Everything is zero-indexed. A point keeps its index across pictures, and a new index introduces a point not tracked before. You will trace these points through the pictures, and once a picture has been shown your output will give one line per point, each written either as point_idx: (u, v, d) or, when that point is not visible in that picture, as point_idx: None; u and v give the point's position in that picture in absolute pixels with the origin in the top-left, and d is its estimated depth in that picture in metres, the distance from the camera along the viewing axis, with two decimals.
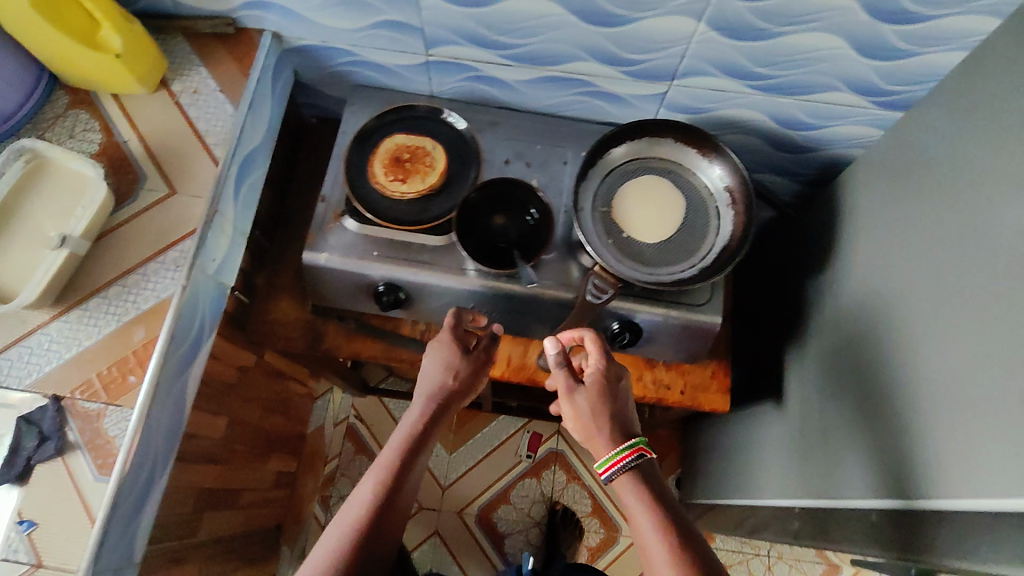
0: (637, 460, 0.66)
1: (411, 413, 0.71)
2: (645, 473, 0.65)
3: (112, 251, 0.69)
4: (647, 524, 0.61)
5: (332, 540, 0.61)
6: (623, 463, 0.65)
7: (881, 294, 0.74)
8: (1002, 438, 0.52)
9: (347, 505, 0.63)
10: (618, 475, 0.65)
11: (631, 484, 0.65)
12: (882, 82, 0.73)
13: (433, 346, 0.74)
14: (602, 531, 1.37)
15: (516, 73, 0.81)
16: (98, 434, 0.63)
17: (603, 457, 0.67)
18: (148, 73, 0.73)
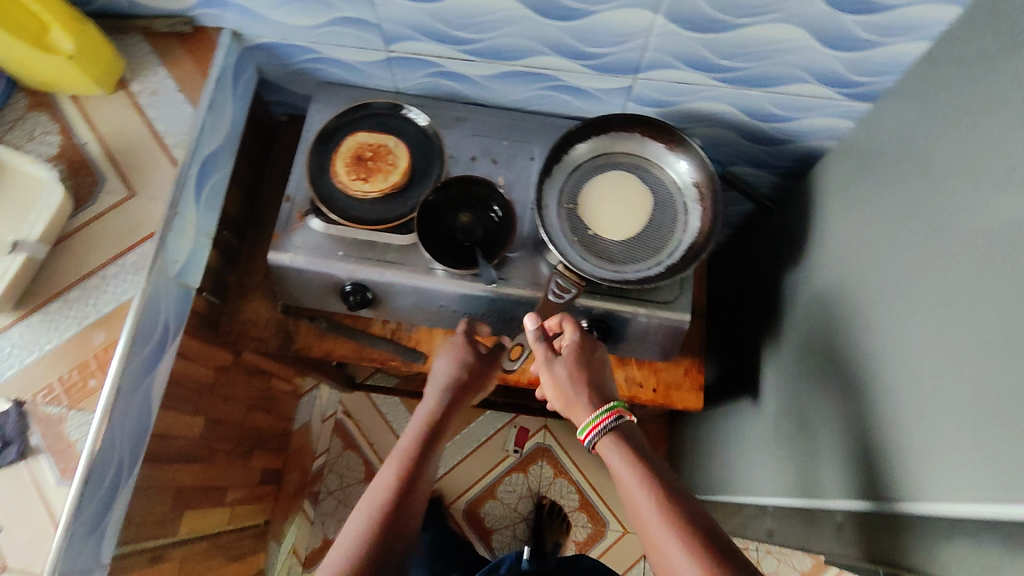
0: (619, 419, 0.65)
1: (424, 407, 0.74)
2: (627, 433, 0.65)
3: (72, 254, 0.69)
4: (637, 485, 0.60)
5: (357, 524, 0.62)
6: (603, 425, 0.65)
7: (849, 288, 0.72)
8: (970, 440, 0.51)
9: (368, 491, 0.65)
10: (600, 437, 0.65)
11: (615, 445, 0.64)
12: (848, 72, 0.72)
13: (445, 350, 0.79)
14: (589, 526, 1.37)
15: (478, 68, 0.80)
16: (60, 439, 0.63)
17: (585, 421, 0.67)
18: (105, 75, 0.73)
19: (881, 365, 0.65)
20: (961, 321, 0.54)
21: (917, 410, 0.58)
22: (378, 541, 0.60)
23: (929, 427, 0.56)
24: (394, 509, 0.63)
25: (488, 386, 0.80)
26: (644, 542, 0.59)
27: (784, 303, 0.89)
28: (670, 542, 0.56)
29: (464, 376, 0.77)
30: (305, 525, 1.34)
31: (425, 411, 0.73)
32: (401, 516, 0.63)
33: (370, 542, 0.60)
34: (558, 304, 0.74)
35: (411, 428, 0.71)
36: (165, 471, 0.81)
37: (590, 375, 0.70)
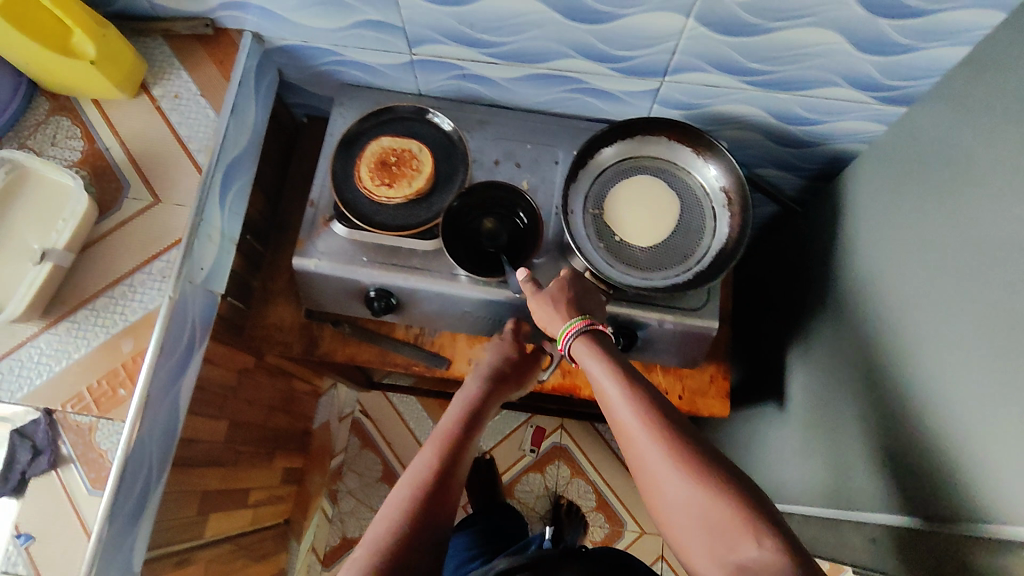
0: (590, 324, 0.67)
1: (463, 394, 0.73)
2: (602, 341, 0.66)
3: (99, 261, 0.69)
4: (608, 382, 0.62)
5: (399, 496, 0.60)
6: (576, 330, 0.66)
7: (885, 297, 0.71)
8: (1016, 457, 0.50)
9: (410, 467, 0.63)
10: (573, 341, 0.66)
11: (588, 346, 0.65)
12: (881, 76, 0.71)
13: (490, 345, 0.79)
14: (607, 526, 1.37)
15: (503, 71, 0.79)
16: (91, 448, 0.64)
17: (560, 326, 0.68)
18: (126, 78, 0.72)
19: (916, 377, 0.64)
20: (1008, 337, 0.53)
21: (953, 423, 0.58)
22: (423, 512, 0.58)
23: (974, 443, 0.55)
24: (438, 482, 0.61)
25: (527, 382, 0.80)
26: (619, 439, 0.60)
27: (812, 308, 0.88)
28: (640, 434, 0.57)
29: (504, 370, 0.77)
30: (324, 523, 1.35)
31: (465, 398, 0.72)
32: (446, 491, 0.61)
33: (414, 513, 0.58)
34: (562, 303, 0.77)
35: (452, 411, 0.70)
36: (191, 476, 0.82)
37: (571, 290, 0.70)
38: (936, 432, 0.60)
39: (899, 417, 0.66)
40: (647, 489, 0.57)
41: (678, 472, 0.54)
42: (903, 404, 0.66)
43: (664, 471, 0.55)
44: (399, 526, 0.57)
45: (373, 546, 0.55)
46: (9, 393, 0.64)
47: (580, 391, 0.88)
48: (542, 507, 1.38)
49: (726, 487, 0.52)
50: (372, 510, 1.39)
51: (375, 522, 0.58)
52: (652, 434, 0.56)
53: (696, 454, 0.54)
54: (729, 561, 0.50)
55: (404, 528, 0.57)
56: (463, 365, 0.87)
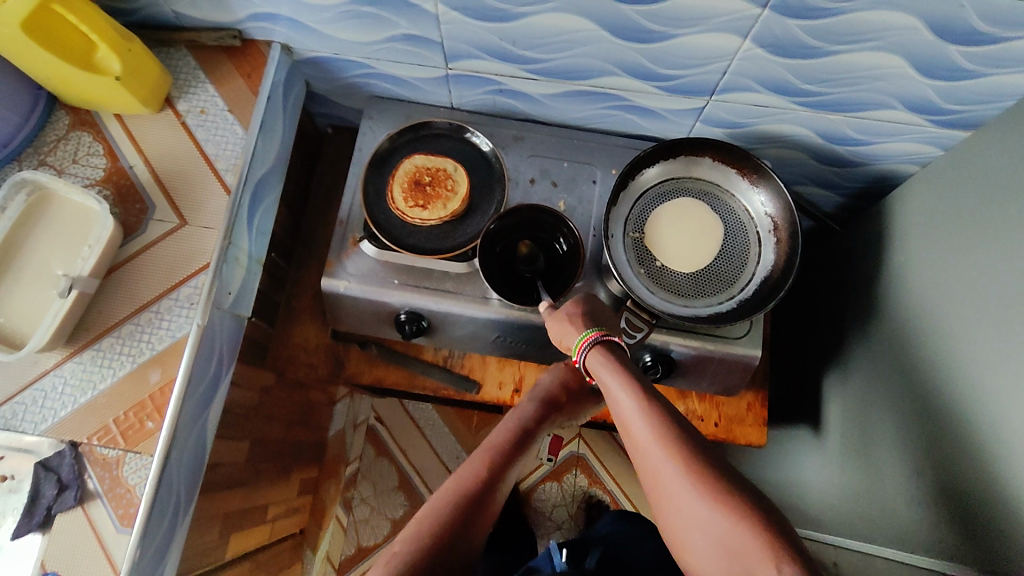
0: (606, 335, 0.62)
1: (516, 414, 0.72)
2: (619, 356, 0.61)
3: (124, 286, 0.66)
4: (622, 395, 0.58)
5: (439, 502, 0.61)
6: (591, 343, 0.62)
7: (941, 331, 0.69)
8: None
9: (452, 478, 0.64)
10: (587, 353, 0.62)
11: (602, 358, 0.61)
12: (941, 100, 0.68)
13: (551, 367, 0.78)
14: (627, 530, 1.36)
15: (541, 87, 0.76)
16: (118, 483, 0.62)
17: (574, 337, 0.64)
18: (150, 93, 0.69)
19: (975, 420, 0.62)
20: None
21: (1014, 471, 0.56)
22: (457, 519, 0.60)
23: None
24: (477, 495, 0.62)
25: (582, 409, 0.78)
26: (634, 455, 0.56)
27: (852, 334, 0.86)
28: (655, 449, 0.54)
29: (562, 393, 0.75)
30: (339, 532, 1.33)
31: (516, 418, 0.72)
32: (486, 506, 0.62)
33: (448, 521, 0.59)
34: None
35: (501, 429, 0.70)
36: (215, 500, 0.79)
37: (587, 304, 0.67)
38: (995, 480, 0.58)
39: (953, 460, 0.64)
40: (662, 509, 0.53)
41: (694, 491, 0.50)
42: (959, 447, 0.63)
43: (679, 490, 0.51)
44: (433, 528, 0.58)
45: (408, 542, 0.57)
46: (33, 424, 0.62)
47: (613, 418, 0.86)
48: (559, 518, 1.36)
49: (742, 508, 0.48)
50: (388, 519, 1.35)
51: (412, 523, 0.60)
52: (667, 449, 0.53)
53: (713, 472, 0.51)
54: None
55: (437, 532, 0.58)
56: (493, 389, 0.85)
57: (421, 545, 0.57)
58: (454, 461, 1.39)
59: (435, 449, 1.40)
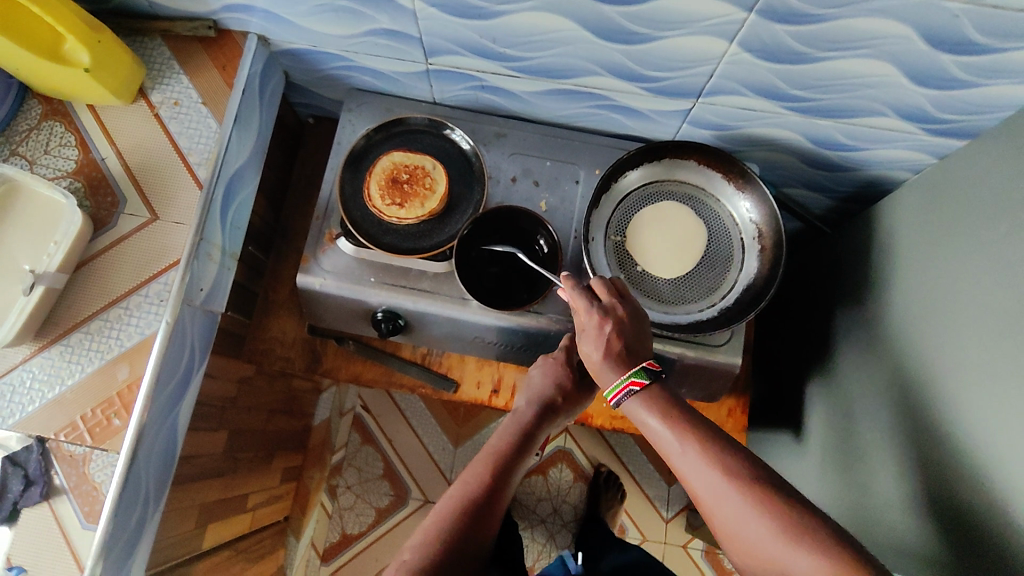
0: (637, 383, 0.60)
1: (515, 419, 0.71)
2: (656, 394, 0.60)
3: (93, 282, 0.65)
4: (670, 434, 0.58)
5: (441, 511, 0.61)
6: (628, 390, 0.61)
7: (919, 345, 0.68)
8: None
9: (453, 486, 0.64)
10: (628, 399, 0.61)
11: (644, 401, 0.60)
12: (933, 109, 0.66)
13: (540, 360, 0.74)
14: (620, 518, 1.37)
15: (524, 84, 0.74)
16: (84, 480, 0.62)
17: (610, 384, 0.62)
18: (123, 84, 0.68)
19: (953, 441, 0.61)
20: None
21: (996, 500, 0.54)
22: (457, 527, 0.60)
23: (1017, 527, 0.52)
24: (476, 502, 0.62)
25: (580, 403, 0.75)
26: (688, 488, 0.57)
27: (833, 341, 0.85)
28: (715, 484, 0.54)
29: (558, 392, 0.72)
30: (323, 518, 1.34)
31: (515, 424, 0.70)
32: (488, 511, 0.62)
33: (449, 530, 0.59)
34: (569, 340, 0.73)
35: (500, 437, 0.69)
36: (191, 492, 0.79)
37: (621, 342, 0.63)
38: (971, 503, 0.57)
39: (925, 479, 0.63)
40: (726, 539, 0.54)
41: (759, 520, 0.51)
42: (932, 467, 0.63)
43: (744, 519, 0.52)
44: (432, 537, 0.58)
45: (415, 549, 0.58)
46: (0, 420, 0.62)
47: (591, 421, 0.85)
48: (543, 510, 1.37)
49: (809, 535, 0.49)
50: (373, 507, 1.36)
51: (415, 533, 0.60)
52: (727, 482, 0.54)
53: (778, 499, 0.51)
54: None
55: (439, 540, 0.58)
56: (471, 388, 0.84)
57: (423, 554, 0.57)
58: (439, 451, 1.39)
59: (422, 439, 1.40)
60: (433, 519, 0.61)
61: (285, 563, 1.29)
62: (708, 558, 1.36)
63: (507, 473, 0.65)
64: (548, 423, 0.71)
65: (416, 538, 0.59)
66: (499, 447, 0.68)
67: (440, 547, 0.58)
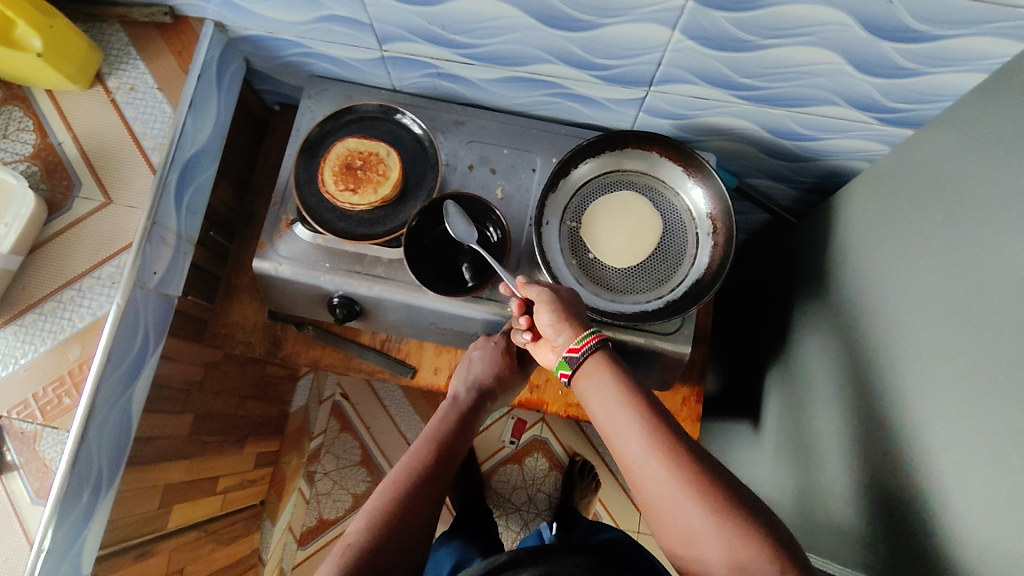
0: (603, 339, 0.61)
1: (453, 405, 0.72)
2: (614, 356, 0.61)
3: (47, 264, 0.67)
4: (617, 404, 0.57)
5: (385, 492, 0.58)
6: (589, 346, 0.61)
7: (862, 334, 0.68)
8: (993, 538, 0.47)
9: (395, 467, 0.61)
10: (588, 354, 0.61)
11: (599, 363, 0.60)
12: (881, 98, 0.66)
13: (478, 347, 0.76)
14: (597, 504, 1.38)
15: (478, 71, 0.75)
16: (35, 456, 0.64)
17: (573, 339, 0.63)
18: (79, 69, 0.69)
19: (889, 429, 0.61)
20: (981, 406, 0.50)
21: (924, 487, 0.55)
22: (406, 503, 0.56)
23: (945, 512, 0.52)
24: (423, 479, 0.59)
25: (512, 390, 0.77)
26: (624, 464, 0.55)
27: (790, 331, 0.85)
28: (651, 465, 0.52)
29: (496, 380, 0.75)
30: (301, 503, 1.35)
31: (455, 410, 0.71)
32: (436, 490, 0.59)
33: (399, 507, 0.56)
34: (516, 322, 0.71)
35: (440, 422, 0.69)
36: (156, 472, 0.80)
37: (575, 308, 0.64)
38: (904, 489, 0.57)
39: (865, 467, 0.64)
40: (663, 532, 0.52)
41: (690, 501, 0.49)
42: (871, 454, 0.63)
43: (672, 499, 0.50)
44: (380, 514, 0.55)
45: (362, 531, 0.53)
46: None
47: (547, 408, 0.87)
48: (518, 499, 1.38)
49: None
50: (350, 493, 1.37)
51: (357, 517, 0.55)
52: (663, 462, 0.52)
53: None
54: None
55: (389, 519, 0.54)
56: (429, 374, 0.86)
57: (372, 535, 0.53)
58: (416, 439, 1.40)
59: (399, 427, 1.41)
60: (377, 501, 0.57)
61: (260, 546, 1.30)
62: None
63: (450, 454, 0.64)
64: (483, 408, 0.73)
65: (358, 518, 0.55)
66: (439, 431, 0.67)
67: (388, 523, 0.54)
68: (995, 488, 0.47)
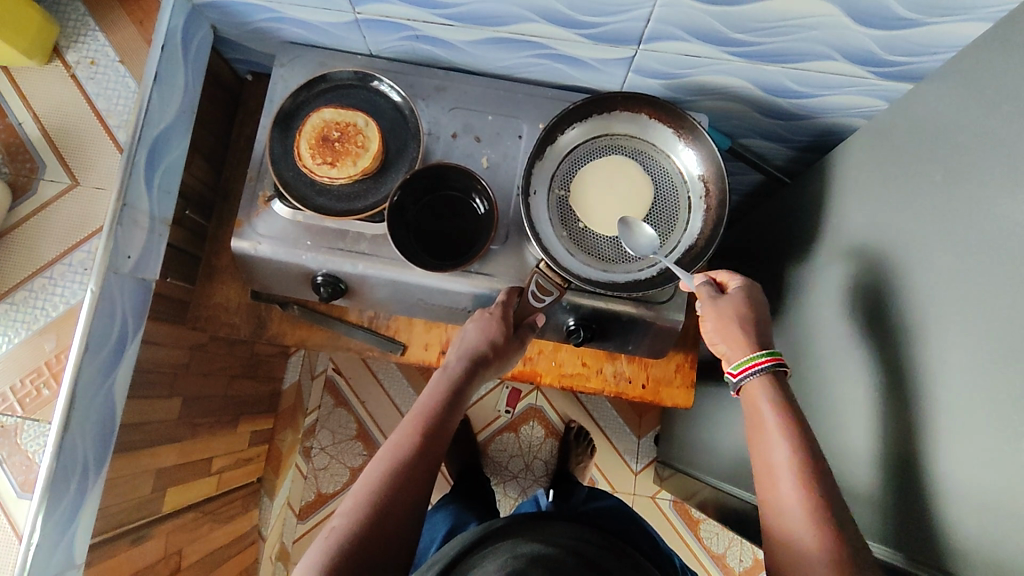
0: (777, 362, 0.61)
1: (444, 376, 0.66)
2: (782, 382, 0.61)
3: (15, 251, 0.65)
4: (778, 436, 0.57)
5: (368, 479, 0.56)
6: (761, 367, 0.61)
7: (858, 298, 0.67)
8: (999, 501, 0.46)
9: (383, 449, 0.59)
10: (753, 378, 0.61)
11: (769, 390, 0.60)
12: (879, 51, 0.63)
13: (481, 316, 0.70)
14: (593, 470, 1.39)
15: (459, 33, 0.71)
16: (17, 450, 0.63)
17: (739, 358, 0.63)
18: (33, 44, 0.65)
19: (887, 392, 0.60)
20: (981, 370, 0.49)
21: (925, 451, 0.55)
22: (391, 493, 0.54)
23: (946, 477, 0.52)
24: (409, 463, 0.57)
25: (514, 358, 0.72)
26: (759, 479, 0.57)
27: (784, 293, 0.84)
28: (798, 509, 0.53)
29: (490, 347, 0.68)
30: (298, 479, 1.36)
31: (444, 382, 0.66)
32: (420, 480, 0.57)
33: (377, 504, 0.54)
34: (535, 306, 0.70)
35: (427, 398, 0.64)
36: (147, 457, 0.79)
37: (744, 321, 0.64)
38: (904, 452, 0.57)
39: (861, 430, 0.63)
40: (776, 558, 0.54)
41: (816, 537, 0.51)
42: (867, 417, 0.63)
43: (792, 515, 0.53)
44: (363, 505, 0.53)
45: (340, 530, 0.52)
46: None
47: (540, 380, 0.86)
48: (515, 467, 1.39)
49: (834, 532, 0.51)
50: (347, 467, 1.37)
51: (338, 511, 0.54)
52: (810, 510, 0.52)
53: None
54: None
55: (367, 517, 0.53)
56: (419, 350, 0.84)
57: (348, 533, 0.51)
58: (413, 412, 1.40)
59: (394, 400, 1.40)
60: (357, 492, 0.55)
61: (260, 523, 1.32)
62: (675, 507, 1.39)
63: (439, 430, 0.61)
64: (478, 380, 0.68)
65: (337, 516, 0.53)
66: (426, 409, 0.63)
67: (373, 514, 0.53)
68: (998, 452, 0.47)
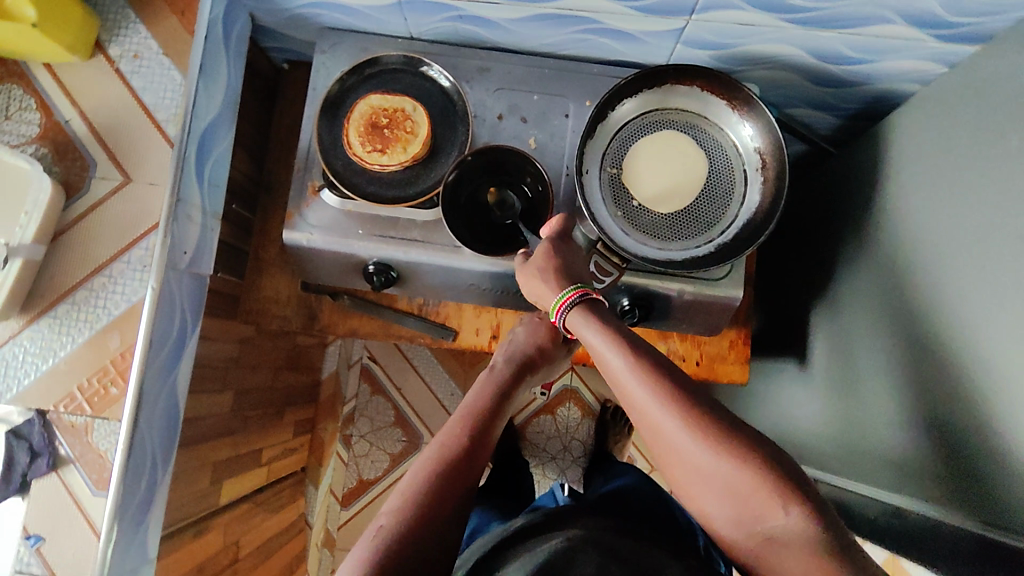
0: (585, 293, 0.61)
1: (494, 373, 0.69)
2: (597, 307, 0.61)
3: (71, 250, 0.68)
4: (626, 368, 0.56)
5: (421, 468, 0.57)
6: (570, 302, 0.61)
7: (921, 268, 0.65)
8: None
9: (430, 445, 0.59)
10: (568, 315, 0.61)
11: (587, 318, 0.60)
12: (943, 11, 0.61)
13: (531, 319, 0.73)
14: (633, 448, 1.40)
15: (503, 11, 0.69)
16: (89, 448, 0.70)
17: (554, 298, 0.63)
18: (78, 41, 0.66)
19: (954, 363, 0.59)
20: None
21: (996, 422, 0.54)
22: (438, 488, 0.55)
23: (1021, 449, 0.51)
24: (457, 460, 0.58)
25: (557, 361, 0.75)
26: (637, 423, 0.56)
27: (836, 265, 0.82)
28: (682, 438, 0.52)
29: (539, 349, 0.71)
30: (340, 467, 1.37)
31: (494, 378, 0.68)
32: (471, 470, 0.58)
33: (430, 490, 0.55)
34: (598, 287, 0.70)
35: (478, 393, 0.66)
36: (205, 451, 0.80)
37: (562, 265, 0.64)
38: (972, 423, 0.56)
39: (925, 401, 0.63)
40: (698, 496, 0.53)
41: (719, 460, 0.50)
42: (931, 389, 0.62)
43: (688, 447, 0.51)
44: (417, 491, 0.54)
45: (395, 513, 0.53)
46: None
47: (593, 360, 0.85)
48: (553, 448, 1.39)
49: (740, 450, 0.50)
50: (387, 453, 1.38)
51: (391, 497, 0.55)
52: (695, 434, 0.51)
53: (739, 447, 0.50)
54: (759, 530, 0.49)
55: (420, 503, 0.54)
56: (470, 335, 0.84)
57: (403, 517, 0.52)
58: (451, 396, 1.40)
59: (430, 385, 1.41)
60: (410, 479, 0.56)
61: (306, 510, 1.34)
62: None
63: (486, 431, 0.62)
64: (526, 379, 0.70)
65: (392, 501, 0.54)
66: (477, 403, 0.64)
67: (425, 503, 0.54)
68: None
